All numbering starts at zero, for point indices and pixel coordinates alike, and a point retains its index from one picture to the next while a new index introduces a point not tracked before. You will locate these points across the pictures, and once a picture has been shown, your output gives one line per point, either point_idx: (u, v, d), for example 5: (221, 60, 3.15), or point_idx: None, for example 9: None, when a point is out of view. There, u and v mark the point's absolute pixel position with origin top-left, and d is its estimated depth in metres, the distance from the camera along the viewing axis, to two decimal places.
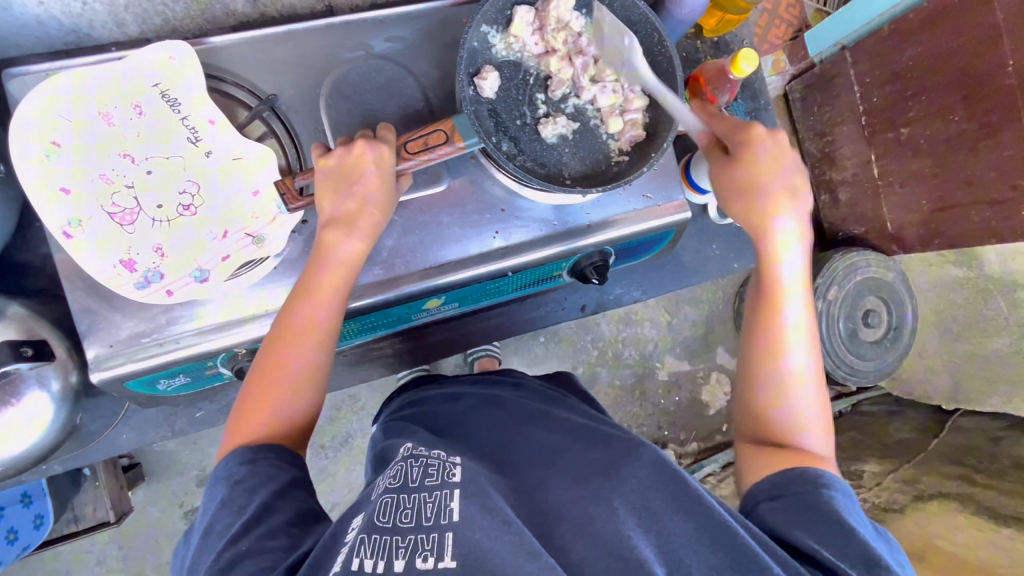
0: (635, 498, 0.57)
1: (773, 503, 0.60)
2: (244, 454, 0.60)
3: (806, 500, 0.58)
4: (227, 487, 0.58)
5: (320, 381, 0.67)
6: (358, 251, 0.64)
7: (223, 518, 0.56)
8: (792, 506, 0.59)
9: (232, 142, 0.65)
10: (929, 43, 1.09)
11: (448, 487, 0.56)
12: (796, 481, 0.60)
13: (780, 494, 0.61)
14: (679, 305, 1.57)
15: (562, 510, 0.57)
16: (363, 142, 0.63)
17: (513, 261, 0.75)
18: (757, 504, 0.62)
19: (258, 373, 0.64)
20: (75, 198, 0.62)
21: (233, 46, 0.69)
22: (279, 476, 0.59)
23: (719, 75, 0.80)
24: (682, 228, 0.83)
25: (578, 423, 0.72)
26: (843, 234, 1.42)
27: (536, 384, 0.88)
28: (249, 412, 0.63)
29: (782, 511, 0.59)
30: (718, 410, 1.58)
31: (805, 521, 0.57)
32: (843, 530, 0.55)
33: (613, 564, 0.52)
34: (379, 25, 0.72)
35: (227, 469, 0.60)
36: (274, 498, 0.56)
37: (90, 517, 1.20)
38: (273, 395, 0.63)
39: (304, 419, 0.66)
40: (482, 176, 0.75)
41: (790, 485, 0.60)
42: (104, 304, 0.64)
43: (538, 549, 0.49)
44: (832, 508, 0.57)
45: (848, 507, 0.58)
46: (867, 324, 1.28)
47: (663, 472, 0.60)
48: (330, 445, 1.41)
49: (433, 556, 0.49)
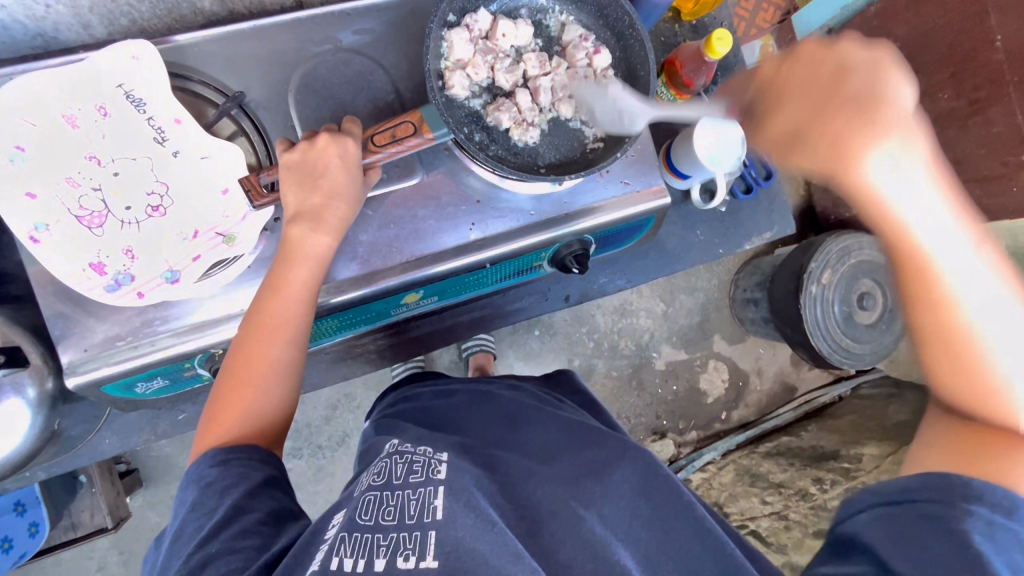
0: (621, 508, 0.58)
1: (885, 512, 0.48)
2: (216, 455, 0.59)
3: (930, 510, 0.47)
4: (198, 490, 0.58)
5: (293, 378, 0.66)
6: (327, 247, 0.64)
7: (193, 521, 0.55)
8: (908, 519, 0.47)
9: (200, 140, 0.65)
10: (916, 20, 1.08)
11: (432, 483, 0.54)
12: (930, 487, 0.47)
13: (897, 500, 0.48)
14: (673, 293, 1.56)
15: (549, 507, 0.57)
16: (328, 137, 0.62)
17: (490, 253, 0.74)
18: (857, 511, 0.50)
19: (228, 370, 0.63)
20: (41, 202, 0.61)
21: (198, 45, 0.68)
22: (252, 476, 0.58)
23: (695, 58, 0.79)
24: (663, 215, 0.83)
25: (570, 419, 0.72)
26: (837, 217, 1.41)
27: (533, 387, 0.86)
28: (222, 413, 0.63)
29: (892, 524, 0.47)
30: (715, 398, 1.57)
31: (918, 540, 0.46)
32: (961, 553, 0.44)
33: (599, 567, 0.51)
34: (346, 17, 0.71)
35: (198, 471, 0.59)
36: (245, 499, 0.56)
37: (88, 523, 1.20)
38: (243, 391, 0.63)
39: (279, 417, 0.65)
40: (457, 168, 0.74)
41: (914, 488, 0.48)
42: (76, 308, 0.64)
43: (521, 552, 0.49)
44: (960, 527, 0.45)
45: (997, 541, 0.44)
46: (862, 308, 1.24)
47: (651, 476, 0.62)
48: (327, 444, 1.41)
49: (414, 555, 0.47)
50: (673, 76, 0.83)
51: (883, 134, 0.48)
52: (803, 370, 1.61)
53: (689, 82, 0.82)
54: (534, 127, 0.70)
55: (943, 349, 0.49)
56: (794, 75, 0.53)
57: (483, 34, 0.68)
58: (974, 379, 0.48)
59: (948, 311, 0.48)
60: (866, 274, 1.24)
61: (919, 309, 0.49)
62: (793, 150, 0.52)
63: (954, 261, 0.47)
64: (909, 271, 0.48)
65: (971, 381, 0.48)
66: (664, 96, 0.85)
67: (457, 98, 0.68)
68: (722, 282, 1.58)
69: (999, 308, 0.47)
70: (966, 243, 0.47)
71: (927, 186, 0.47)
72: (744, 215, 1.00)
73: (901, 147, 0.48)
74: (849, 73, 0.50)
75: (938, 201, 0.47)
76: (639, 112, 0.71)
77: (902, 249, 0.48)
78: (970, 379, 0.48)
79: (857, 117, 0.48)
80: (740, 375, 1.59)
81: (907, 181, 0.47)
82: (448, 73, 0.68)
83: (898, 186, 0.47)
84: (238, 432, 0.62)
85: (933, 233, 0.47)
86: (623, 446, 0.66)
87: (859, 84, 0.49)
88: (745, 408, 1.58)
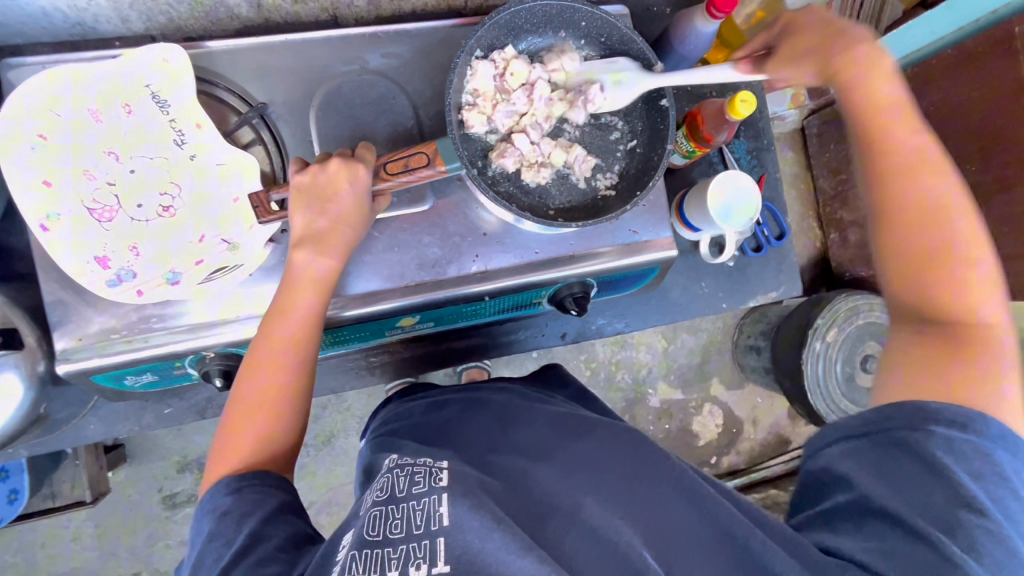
0: (617, 491, 0.57)
1: (850, 441, 0.56)
2: (230, 483, 0.59)
3: (901, 438, 0.53)
4: (213, 519, 0.58)
5: (301, 402, 0.66)
6: (332, 270, 0.65)
7: (211, 552, 0.55)
8: (879, 447, 0.54)
9: (218, 147, 0.66)
10: (949, 90, 1.06)
11: (435, 492, 0.54)
12: (893, 413, 0.55)
13: (868, 433, 0.55)
14: (675, 332, 1.55)
15: (552, 501, 0.55)
16: (339, 162, 0.63)
17: (490, 286, 0.74)
18: (829, 444, 0.58)
19: (236, 397, 0.64)
20: (57, 191, 0.62)
21: (229, 52, 0.70)
22: (267, 502, 0.58)
23: (716, 116, 0.79)
24: (668, 266, 0.82)
25: (559, 413, 0.73)
26: (849, 275, 1.40)
27: (520, 388, 0.86)
28: (234, 442, 0.63)
29: (864, 454, 0.55)
30: (707, 442, 1.55)
31: (889, 465, 0.53)
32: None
33: (605, 553, 0.50)
34: (376, 40, 0.72)
35: (214, 500, 0.59)
36: (262, 526, 0.56)
37: (68, 494, 1.21)
38: (255, 417, 0.64)
39: (289, 443, 0.66)
40: (467, 199, 0.75)
41: (882, 419, 0.55)
42: (76, 297, 0.65)
43: (531, 544, 0.49)
44: (928, 449, 0.52)
45: (955, 453, 0.51)
46: (865, 369, 1.22)
47: (644, 456, 0.62)
48: (311, 442, 1.41)
49: (425, 563, 0.48)
50: (694, 128, 0.83)
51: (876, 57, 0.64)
52: (798, 424, 1.59)
53: (709, 138, 0.81)
54: (546, 168, 0.71)
55: (912, 230, 0.60)
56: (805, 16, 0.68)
57: (507, 71, 0.69)
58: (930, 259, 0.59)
59: (913, 197, 0.60)
60: (874, 335, 1.22)
61: (889, 202, 0.61)
62: (786, 66, 0.67)
63: (911, 152, 0.61)
64: (882, 160, 0.62)
65: (936, 252, 0.59)
66: (683, 146, 0.86)
67: (476, 137, 0.70)
68: (726, 327, 1.57)
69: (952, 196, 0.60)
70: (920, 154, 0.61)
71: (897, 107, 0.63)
72: (753, 270, 1.00)
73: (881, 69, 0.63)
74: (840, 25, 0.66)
75: (899, 104, 0.63)
76: (654, 166, 0.70)
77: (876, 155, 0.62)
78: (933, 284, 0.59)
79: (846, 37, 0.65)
80: (734, 422, 1.57)
81: (883, 80, 0.63)
82: (467, 108, 0.68)
83: (881, 85, 0.63)
84: (250, 459, 0.63)
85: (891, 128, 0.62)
86: (616, 432, 0.67)
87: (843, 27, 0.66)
88: (736, 455, 1.56)
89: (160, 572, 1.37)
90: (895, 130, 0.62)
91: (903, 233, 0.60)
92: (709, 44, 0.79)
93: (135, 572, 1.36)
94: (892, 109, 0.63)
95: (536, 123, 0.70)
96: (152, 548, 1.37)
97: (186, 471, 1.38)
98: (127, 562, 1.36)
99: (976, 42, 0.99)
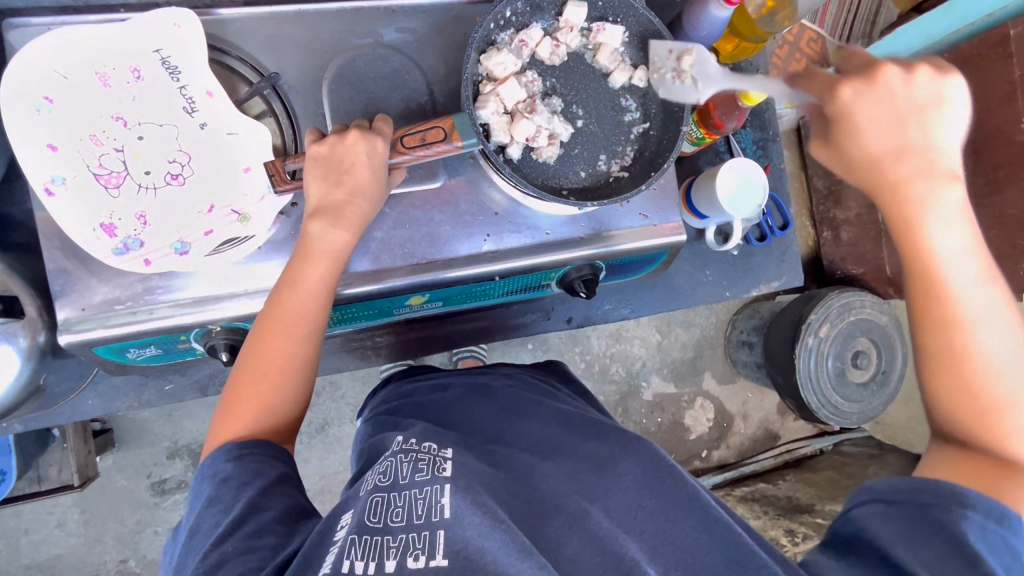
0: (629, 497, 0.58)
1: (883, 505, 0.53)
2: (231, 450, 0.59)
3: (932, 514, 0.51)
4: (213, 485, 0.57)
5: (307, 375, 0.66)
6: (347, 242, 0.64)
7: (209, 518, 0.55)
8: (908, 517, 0.52)
9: (229, 115, 0.64)
10: None
11: (439, 481, 0.55)
12: (926, 492, 0.52)
13: (895, 499, 0.53)
14: (670, 325, 1.56)
15: (555, 501, 0.56)
16: (359, 134, 0.63)
17: (501, 266, 0.74)
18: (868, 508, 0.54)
19: (243, 363, 0.63)
20: (62, 156, 0.61)
21: (240, 20, 0.68)
22: (266, 472, 0.58)
23: (729, 102, 0.79)
24: (676, 252, 0.82)
25: (573, 414, 0.72)
26: (842, 273, 1.37)
27: (526, 375, 0.86)
28: (235, 410, 0.62)
29: (895, 520, 0.52)
30: (699, 435, 1.57)
31: (920, 534, 0.51)
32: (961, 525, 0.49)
33: (607, 561, 0.51)
34: (391, 14, 0.71)
35: (213, 466, 0.58)
36: (261, 497, 0.55)
37: (54, 479, 1.17)
38: (261, 387, 0.63)
39: (293, 414, 0.65)
40: (480, 178, 0.74)
41: (912, 491, 0.53)
42: (80, 266, 0.63)
43: (531, 548, 0.49)
44: (955, 526, 0.50)
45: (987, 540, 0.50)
46: (856, 366, 1.21)
47: (654, 471, 0.60)
48: (304, 429, 1.39)
49: (424, 554, 0.49)
50: (705, 116, 0.83)
51: (942, 177, 0.54)
52: (788, 419, 1.61)
53: (719, 125, 0.82)
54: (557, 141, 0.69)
55: (957, 374, 0.55)
56: (870, 105, 0.54)
57: (515, 69, 0.67)
58: (979, 402, 0.54)
59: (962, 344, 0.54)
60: (865, 332, 1.21)
61: (934, 336, 0.55)
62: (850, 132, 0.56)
63: (968, 291, 0.54)
64: (929, 298, 0.55)
65: (981, 398, 0.54)
66: (694, 133, 0.86)
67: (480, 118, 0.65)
68: (721, 321, 1.57)
69: (1000, 340, 0.54)
70: (979, 280, 0.55)
71: (960, 211, 0.54)
72: (756, 261, 1.01)
73: (960, 203, 0.54)
74: (910, 121, 0.54)
75: (964, 234, 0.55)
76: (666, 147, 0.71)
77: (918, 277, 0.55)
78: (979, 427, 0.54)
79: (920, 143, 0.54)
80: (726, 416, 1.58)
81: (942, 208, 0.54)
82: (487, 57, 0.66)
83: (938, 223, 0.54)
84: (253, 427, 0.62)
85: (948, 262, 0.54)
86: (628, 441, 0.65)
87: (916, 122, 0.54)
88: (726, 449, 1.58)
89: (147, 560, 1.35)
90: (955, 268, 0.55)
91: (949, 386, 0.55)
92: (720, 32, 0.79)
93: (122, 559, 1.34)
94: (953, 256, 0.54)
95: (522, 101, 0.66)
96: (140, 535, 1.35)
97: (176, 457, 1.35)
98: (114, 549, 1.34)
99: (971, 46, 0.98)
